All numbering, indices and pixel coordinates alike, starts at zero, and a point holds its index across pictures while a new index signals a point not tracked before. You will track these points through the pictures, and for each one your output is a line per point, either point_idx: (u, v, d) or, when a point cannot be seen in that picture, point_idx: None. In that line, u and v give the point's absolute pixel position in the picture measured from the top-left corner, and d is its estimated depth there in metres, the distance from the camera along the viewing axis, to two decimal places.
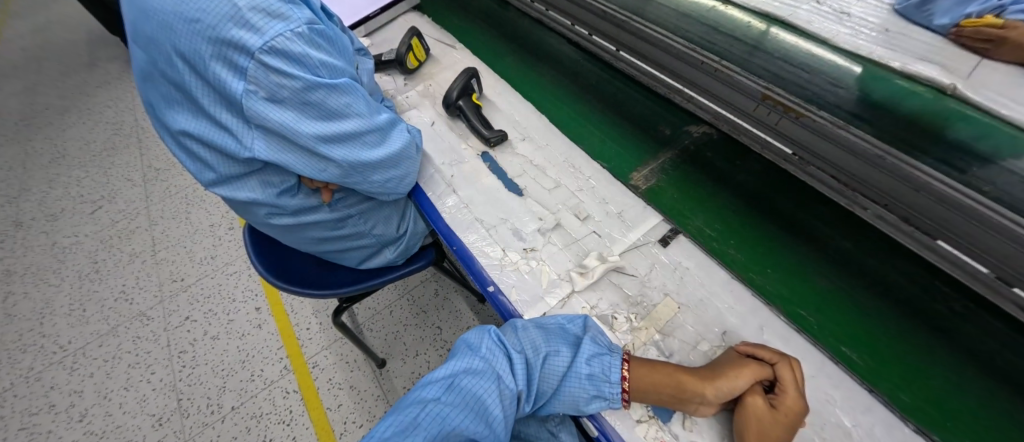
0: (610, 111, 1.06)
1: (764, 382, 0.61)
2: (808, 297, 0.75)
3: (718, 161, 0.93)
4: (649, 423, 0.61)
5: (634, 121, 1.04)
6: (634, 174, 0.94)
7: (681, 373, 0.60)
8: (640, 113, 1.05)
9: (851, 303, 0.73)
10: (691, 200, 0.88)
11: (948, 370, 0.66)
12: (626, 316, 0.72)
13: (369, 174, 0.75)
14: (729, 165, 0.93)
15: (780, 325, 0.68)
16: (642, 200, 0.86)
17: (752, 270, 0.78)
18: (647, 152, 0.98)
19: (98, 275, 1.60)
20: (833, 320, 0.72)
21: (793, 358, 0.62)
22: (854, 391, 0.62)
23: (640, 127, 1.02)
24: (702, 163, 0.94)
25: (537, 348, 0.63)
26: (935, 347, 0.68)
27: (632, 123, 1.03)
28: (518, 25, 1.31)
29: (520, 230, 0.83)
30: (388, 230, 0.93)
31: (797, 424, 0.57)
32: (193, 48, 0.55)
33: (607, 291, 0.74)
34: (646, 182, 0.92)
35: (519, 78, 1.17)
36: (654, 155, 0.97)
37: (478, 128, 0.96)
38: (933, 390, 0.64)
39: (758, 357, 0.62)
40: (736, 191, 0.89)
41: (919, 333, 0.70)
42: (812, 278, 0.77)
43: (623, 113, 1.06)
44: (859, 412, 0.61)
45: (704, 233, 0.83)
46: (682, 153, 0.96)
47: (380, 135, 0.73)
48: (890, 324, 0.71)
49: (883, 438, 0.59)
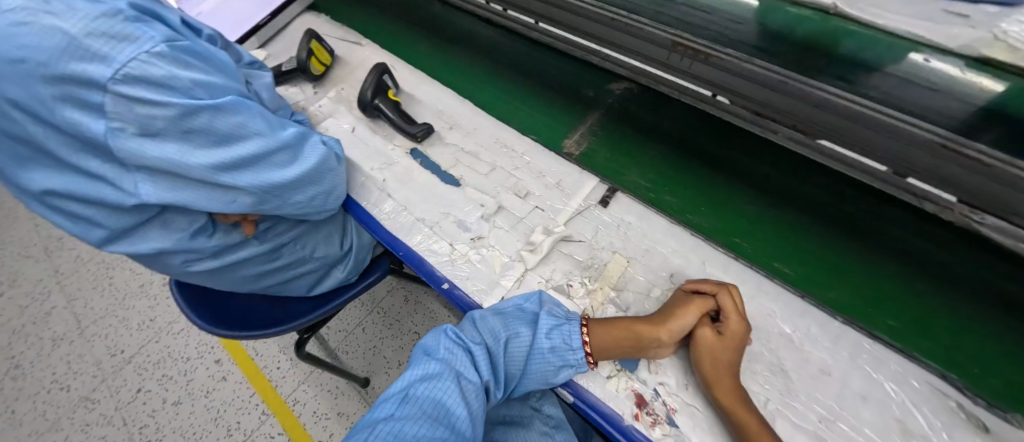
0: (533, 82, 1.09)
1: (711, 313, 0.64)
2: (740, 225, 0.80)
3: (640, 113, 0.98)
4: (618, 376, 0.64)
5: (556, 90, 1.07)
6: (566, 141, 0.97)
7: (635, 324, 0.62)
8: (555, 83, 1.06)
9: (777, 221, 0.80)
10: (622, 156, 0.93)
11: (867, 262, 0.73)
12: (581, 281, 0.74)
13: (289, 196, 0.71)
14: (652, 115, 0.98)
15: (719, 257, 0.73)
16: (578, 166, 0.88)
17: (688, 211, 0.83)
18: (574, 117, 1.01)
19: (21, 370, 1.45)
20: (763, 241, 0.78)
21: (732, 285, 0.65)
22: (790, 300, 0.68)
23: (563, 95, 1.05)
24: (627, 119, 0.99)
25: (496, 334, 0.63)
26: (853, 246, 0.75)
27: (557, 90, 1.06)
28: (423, 11, 1.29)
29: (464, 221, 0.83)
30: (331, 250, 0.89)
31: (744, 345, 0.60)
32: (32, 94, 0.51)
33: (559, 261, 0.77)
34: (578, 148, 0.96)
35: (437, 66, 1.15)
36: (582, 118, 1.00)
37: (401, 126, 0.94)
38: (856, 284, 0.71)
39: (702, 291, 0.64)
40: (663, 140, 0.94)
41: (838, 235, 0.77)
42: (740, 206, 0.82)
43: (546, 82, 1.08)
44: (796, 318, 0.66)
45: (640, 186, 0.88)
46: (609, 112, 1.00)
47: (291, 153, 0.70)
48: (813, 234, 0.77)
49: (820, 335, 0.64)
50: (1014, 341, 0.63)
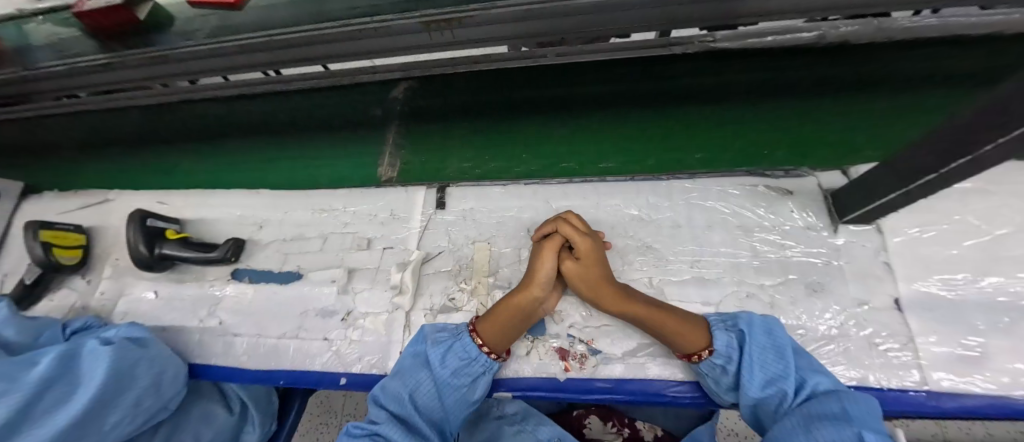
0: (322, 133, 1.06)
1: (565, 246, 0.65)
2: (555, 150, 0.93)
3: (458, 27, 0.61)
4: (534, 345, 0.65)
5: (343, 124, 1.06)
6: (381, 168, 0.99)
7: (512, 298, 0.61)
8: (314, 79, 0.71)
9: (578, 132, 0.94)
10: (437, 153, 0.99)
11: (646, 123, 0.93)
12: (459, 288, 0.74)
13: (95, 425, 0.59)
14: (441, 102, 1.04)
15: (555, 190, 0.80)
16: (400, 186, 0.87)
17: (514, 165, 0.93)
18: (376, 143, 1.02)
19: None
20: (577, 152, 0.92)
21: (566, 212, 0.68)
22: (621, 189, 0.78)
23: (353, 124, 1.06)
24: (423, 117, 1.03)
25: (398, 399, 0.58)
26: (633, 117, 0.94)
27: (348, 128, 1.06)
28: (170, 122, 1.16)
29: (325, 307, 0.76)
30: (218, 425, 0.77)
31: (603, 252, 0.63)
32: None
33: (433, 284, 0.75)
34: (395, 167, 0.99)
35: (219, 169, 1.07)
36: (384, 140, 1.02)
37: (202, 258, 0.80)
38: (649, 143, 0.91)
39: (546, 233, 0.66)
40: (461, 119, 1.02)
41: (621, 116, 0.94)
42: (547, 136, 0.95)
43: (333, 126, 1.07)
44: (633, 199, 0.77)
45: (465, 169, 0.95)
46: (403, 123, 1.04)
47: (62, 387, 0.58)
48: (605, 125, 0.94)
49: (655, 201, 0.76)
50: (758, 120, 0.89)
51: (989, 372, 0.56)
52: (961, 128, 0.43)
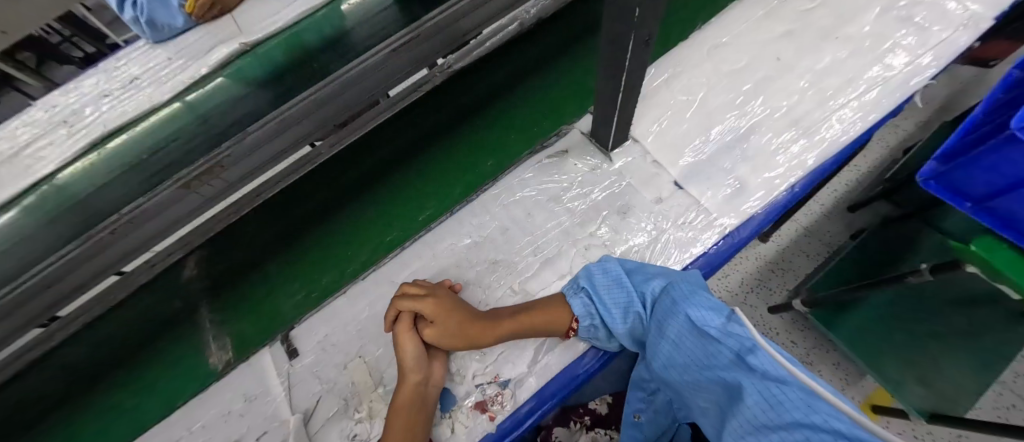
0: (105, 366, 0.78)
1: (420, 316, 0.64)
2: (375, 228, 0.87)
3: (211, 184, 0.51)
4: (451, 421, 0.62)
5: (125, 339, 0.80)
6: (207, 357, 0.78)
7: (400, 399, 0.58)
8: (77, 275, 0.48)
9: (384, 198, 0.90)
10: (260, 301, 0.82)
11: (439, 156, 0.93)
12: (355, 419, 0.68)
13: None
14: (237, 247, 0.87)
15: (392, 265, 0.78)
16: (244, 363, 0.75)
17: (344, 262, 0.85)
18: (184, 334, 0.80)
19: None
20: (396, 217, 0.88)
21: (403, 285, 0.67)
22: (450, 225, 0.78)
23: (150, 339, 0.80)
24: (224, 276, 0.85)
25: None
26: (426, 157, 0.93)
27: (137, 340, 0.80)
28: None
29: None
30: None
31: (454, 300, 0.64)
32: None
33: (329, 434, 0.67)
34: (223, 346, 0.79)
35: None
36: (190, 326, 0.81)
37: None
38: (451, 172, 0.91)
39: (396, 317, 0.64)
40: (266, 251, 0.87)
41: (415, 162, 0.92)
42: (360, 219, 0.89)
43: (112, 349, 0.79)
44: (462, 228, 0.78)
45: (301, 299, 0.82)
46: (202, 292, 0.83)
47: None
48: (405, 178, 0.91)
49: (480, 219, 0.78)
50: (523, 101, 0.96)
51: (753, 194, 0.73)
52: (621, 57, 0.53)
